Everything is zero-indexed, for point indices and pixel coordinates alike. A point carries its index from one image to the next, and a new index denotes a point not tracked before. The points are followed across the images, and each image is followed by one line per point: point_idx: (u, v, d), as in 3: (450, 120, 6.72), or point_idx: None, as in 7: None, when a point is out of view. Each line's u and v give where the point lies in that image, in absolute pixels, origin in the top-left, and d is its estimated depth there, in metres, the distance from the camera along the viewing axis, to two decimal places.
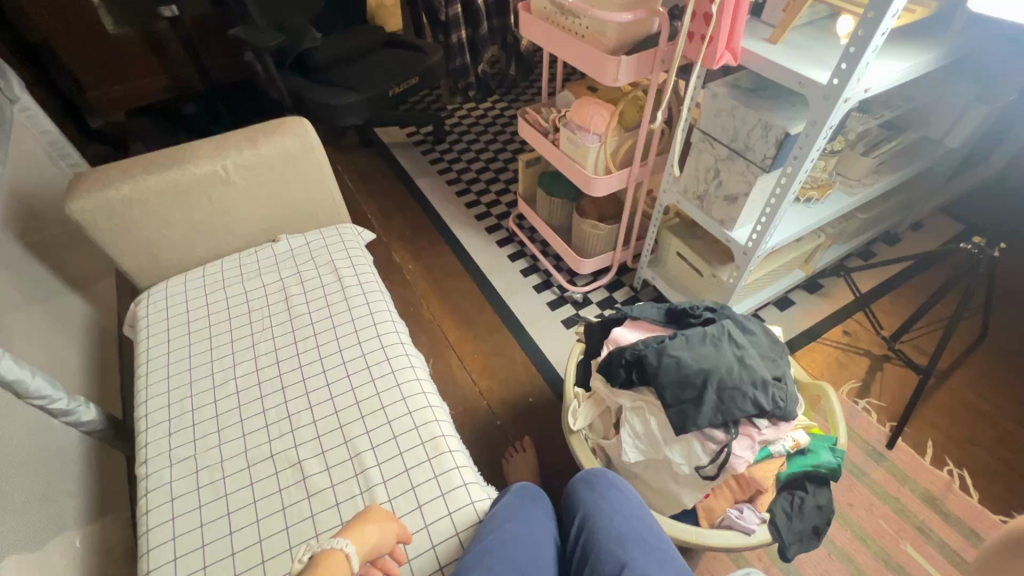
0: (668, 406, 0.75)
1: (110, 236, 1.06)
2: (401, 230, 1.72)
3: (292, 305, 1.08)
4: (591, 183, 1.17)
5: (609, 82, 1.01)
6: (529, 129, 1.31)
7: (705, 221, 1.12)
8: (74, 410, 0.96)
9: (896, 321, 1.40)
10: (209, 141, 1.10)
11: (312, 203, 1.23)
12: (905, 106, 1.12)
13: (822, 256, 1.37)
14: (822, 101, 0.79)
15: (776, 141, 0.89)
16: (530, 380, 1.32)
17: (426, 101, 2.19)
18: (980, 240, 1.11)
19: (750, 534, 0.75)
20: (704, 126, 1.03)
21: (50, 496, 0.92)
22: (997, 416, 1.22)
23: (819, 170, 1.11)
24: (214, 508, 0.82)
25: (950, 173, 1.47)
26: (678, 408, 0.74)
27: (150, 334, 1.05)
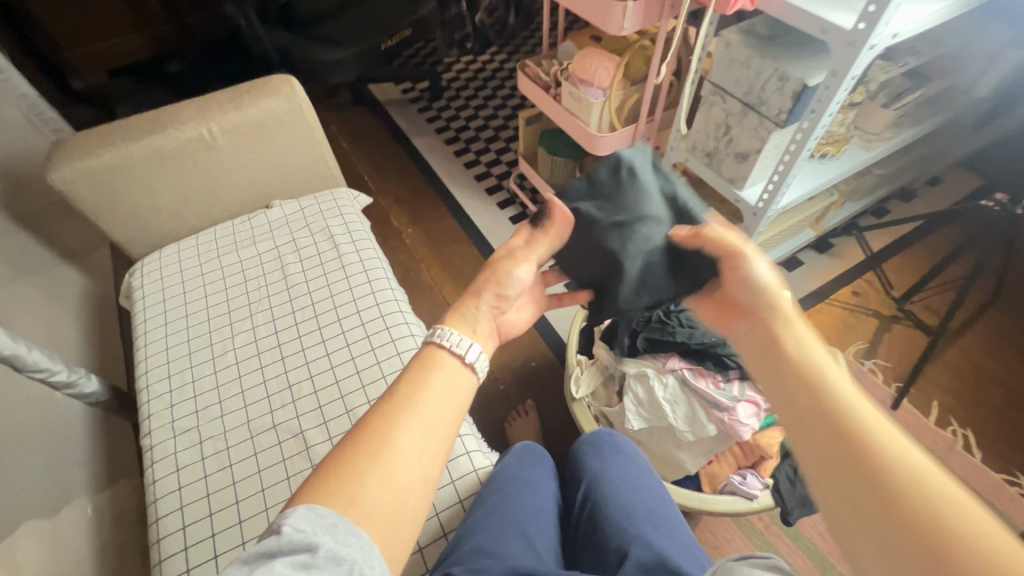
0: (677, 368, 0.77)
1: (97, 205, 1.03)
2: (399, 193, 1.67)
3: (289, 274, 1.06)
4: (594, 141, 1.12)
5: (614, 30, 0.94)
6: (529, 83, 1.24)
7: (714, 181, 1.07)
8: (75, 382, 0.97)
9: (907, 281, 1.36)
10: (193, 102, 1.05)
11: (304, 167, 1.19)
12: (933, 52, 1.05)
13: (833, 214, 1.33)
14: (846, 49, 0.73)
15: (793, 94, 0.84)
16: (532, 344, 1.31)
17: (421, 55, 2.09)
18: (1002, 197, 1.05)
19: (753, 499, 0.76)
20: (716, 78, 0.97)
21: (57, 465, 0.93)
22: (1005, 375, 1.21)
23: (836, 124, 1.06)
24: (219, 479, 0.83)
25: (975, 123, 1.39)
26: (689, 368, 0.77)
27: (146, 305, 1.04)
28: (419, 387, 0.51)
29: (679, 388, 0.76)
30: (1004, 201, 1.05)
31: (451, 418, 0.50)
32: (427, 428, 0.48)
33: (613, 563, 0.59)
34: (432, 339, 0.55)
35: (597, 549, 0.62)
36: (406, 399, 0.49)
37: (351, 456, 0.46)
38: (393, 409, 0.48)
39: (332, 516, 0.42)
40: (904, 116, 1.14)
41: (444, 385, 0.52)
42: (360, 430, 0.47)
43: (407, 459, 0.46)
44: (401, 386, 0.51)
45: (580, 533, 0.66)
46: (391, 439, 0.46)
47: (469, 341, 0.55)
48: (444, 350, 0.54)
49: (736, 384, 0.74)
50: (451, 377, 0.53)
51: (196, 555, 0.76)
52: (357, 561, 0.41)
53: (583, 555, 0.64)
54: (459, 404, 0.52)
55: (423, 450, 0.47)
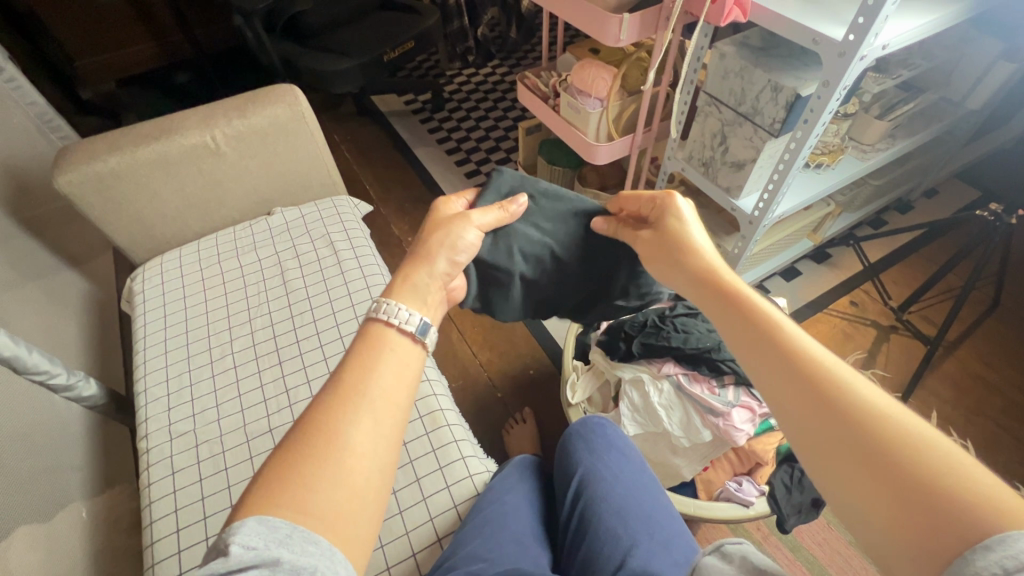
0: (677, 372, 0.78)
1: (101, 210, 1.05)
2: (400, 201, 1.69)
3: (288, 280, 1.07)
4: (593, 151, 1.13)
5: (610, 42, 0.95)
6: (528, 94, 1.26)
7: (711, 190, 1.08)
8: (74, 385, 0.98)
9: (905, 291, 1.37)
10: (197, 110, 1.07)
11: (306, 174, 1.20)
12: (926, 64, 1.07)
13: (830, 224, 1.33)
14: (837, 60, 0.74)
15: (786, 104, 0.85)
16: (531, 352, 1.31)
17: (424, 67, 2.13)
18: (996, 206, 1.06)
19: (748, 507, 0.77)
20: (710, 89, 0.98)
21: (54, 469, 0.93)
22: (1004, 385, 1.20)
23: (831, 135, 1.07)
24: (214, 482, 0.83)
25: (969, 135, 1.40)
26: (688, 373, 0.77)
27: (146, 309, 1.05)
28: (366, 374, 0.52)
29: (674, 393, 0.78)
30: (999, 211, 1.06)
31: (402, 399, 0.52)
32: (379, 413, 0.49)
33: (609, 567, 0.58)
34: (375, 320, 0.57)
35: (590, 553, 0.61)
36: (355, 386, 0.50)
37: (299, 459, 0.45)
38: (341, 399, 0.49)
39: (283, 527, 0.41)
40: (898, 127, 1.16)
41: (392, 367, 0.54)
42: (308, 430, 0.47)
43: (359, 452, 0.47)
44: (347, 377, 0.51)
45: (571, 540, 0.65)
46: (339, 435, 0.47)
47: (411, 316, 0.58)
48: (390, 330, 0.56)
49: (731, 389, 0.75)
50: (399, 358, 0.55)
51: (189, 558, 0.76)
52: (319, 566, 0.40)
53: (574, 561, 0.63)
54: (409, 383, 0.54)
55: (376, 437, 0.48)
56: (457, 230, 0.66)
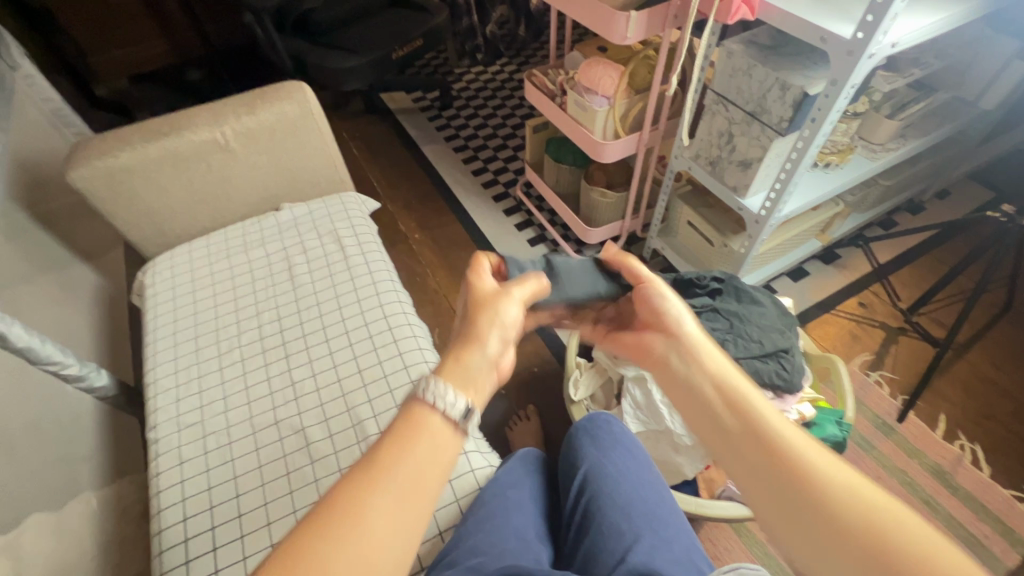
0: None
1: (112, 205, 1.06)
2: (407, 198, 1.69)
3: (295, 275, 1.08)
4: (599, 149, 1.13)
5: (617, 40, 0.95)
6: (536, 92, 1.26)
7: (718, 189, 1.07)
8: (86, 375, 0.98)
9: (915, 293, 1.35)
10: (207, 107, 1.08)
11: (314, 170, 1.21)
12: (939, 64, 1.06)
13: (839, 225, 1.32)
14: (846, 58, 0.74)
15: (793, 103, 0.84)
16: (535, 349, 1.31)
17: (432, 65, 2.13)
18: (1008, 208, 1.05)
19: None
20: (718, 87, 0.98)
21: (64, 458, 0.94)
22: (1014, 389, 1.19)
23: (840, 134, 1.07)
24: (220, 473, 0.84)
25: (982, 136, 1.39)
26: None
27: (157, 302, 1.06)
28: (397, 455, 0.45)
29: None
30: (1012, 212, 1.04)
31: (433, 489, 0.45)
32: (405, 504, 0.43)
33: (611, 561, 0.58)
34: (418, 393, 0.48)
35: (592, 548, 0.61)
36: (381, 470, 0.44)
37: (315, 541, 0.40)
38: (366, 480, 0.43)
39: None
40: (909, 127, 1.14)
41: (428, 451, 0.47)
42: (330, 508, 0.42)
43: (377, 542, 0.41)
44: (380, 453, 0.45)
45: (575, 535, 0.65)
46: (362, 519, 0.42)
47: (462, 399, 0.48)
48: (434, 412, 0.48)
49: None
50: (438, 442, 0.47)
51: (195, 547, 0.77)
52: None
53: (576, 557, 0.63)
54: (448, 472, 0.47)
55: (399, 527, 0.43)
56: (500, 308, 0.57)
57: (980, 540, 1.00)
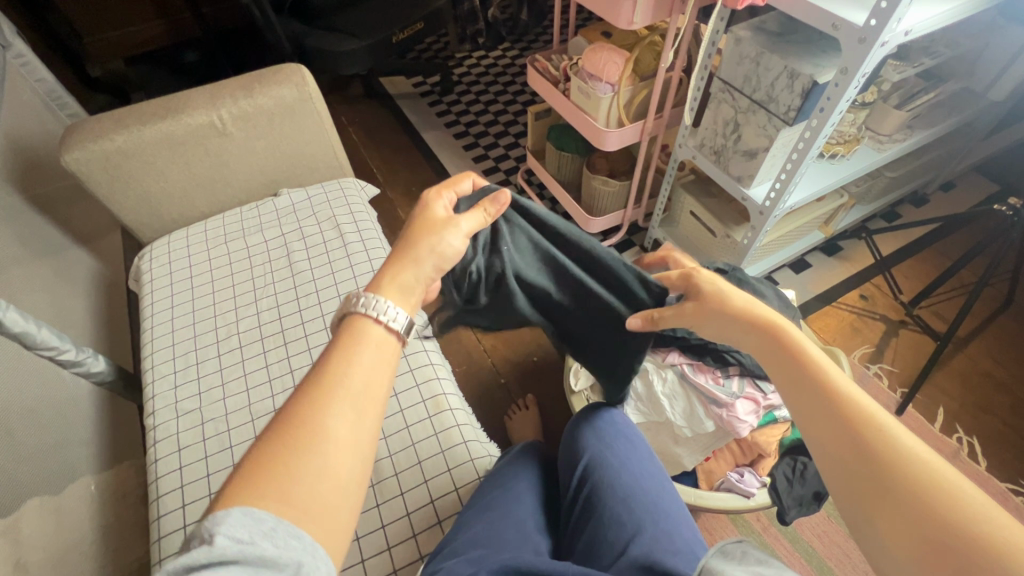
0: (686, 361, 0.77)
1: (109, 188, 1.05)
2: (406, 185, 1.68)
3: (294, 262, 1.07)
4: (602, 136, 1.11)
5: (623, 25, 0.94)
6: (538, 77, 1.24)
7: (722, 179, 1.06)
8: (82, 361, 0.98)
9: (917, 286, 1.35)
10: (204, 89, 1.06)
11: (312, 156, 1.20)
12: (949, 53, 1.04)
13: (843, 216, 1.31)
14: (857, 46, 0.72)
15: (802, 91, 0.83)
16: (534, 339, 1.31)
17: (433, 50, 2.10)
18: (1015, 201, 1.03)
19: (749, 497, 0.78)
20: (725, 75, 0.96)
21: (63, 443, 0.94)
22: (1013, 383, 1.19)
23: (847, 124, 1.05)
24: (219, 460, 0.84)
25: (990, 128, 1.37)
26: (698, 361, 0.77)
27: (154, 288, 1.05)
28: (343, 365, 0.49)
29: (677, 383, 0.78)
30: (1019, 205, 1.03)
31: (382, 394, 0.49)
32: (359, 406, 0.47)
33: (612, 553, 0.58)
34: (354, 311, 0.53)
35: (594, 538, 0.61)
36: (330, 384, 0.47)
37: (277, 457, 0.43)
38: (317, 391, 0.46)
39: (268, 519, 0.40)
40: (917, 117, 1.13)
41: (372, 360, 0.50)
42: (290, 421, 0.45)
43: (336, 448, 0.44)
44: (325, 369, 0.49)
45: (576, 522, 0.65)
46: (321, 427, 0.45)
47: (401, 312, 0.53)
48: (370, 319, 0.52)
49: (735, 379, 0.74)
50: (378, 352, 0.51)
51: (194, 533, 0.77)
52: (303, 561, 0.39)
53: (575, 547, 0.63)
54: (392, 375, 0.51)
55: (355, 431, 0.46)
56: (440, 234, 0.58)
57: None
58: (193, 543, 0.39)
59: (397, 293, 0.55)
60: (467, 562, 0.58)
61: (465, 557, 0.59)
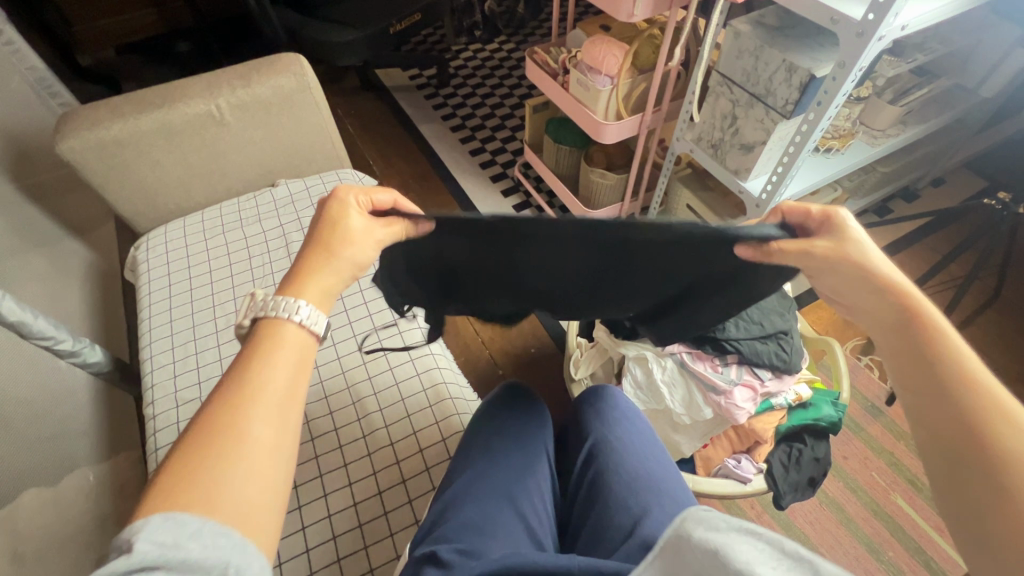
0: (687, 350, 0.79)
1: (104, 178, 1.04)
2: (403, 177, 1.67)
3: (293, 252, 1.07)
4: (601, 129, 1.12)
5: (623, 17, 0.94)
6: (537, 70, 1.24)
7: (719, 172, 1.07)
8: (79, 351, 0.97)
9: (908, 279, 1.37)
10: (201, 78, 1.05)
11: (311, 147, 1.19)
12: (943, 50, 1.05)
13: (836, 211, 1.33)
14: (855, 40, 0.74)
15: (799, 85, 0.84)
16: (532, 331, 1.32)
17: (429, 42, 2.09)
18: (1004, 196, 1.05)
19: (746, 483, 0.79)
20: (724, 69, 0.97)
21: (61, 434, 0.94)
22: (999, 374, 1.22)
23: (842, 118, 1.07)
24: None
25: (980, 124, 1.39)
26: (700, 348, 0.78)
27: (151, 278, 1.05)
28: (263, 371, 0.47)
29: (677, 371, 0.79)
30: (1008, 200, 1.05)
31: (302, 394, 0.48)
32: (279, 407, 0.46)
33: (620, 535, 0.59)
34: (268, 318, 0.50)
35: (601, 522, 0.61)
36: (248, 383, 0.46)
37: (197, 459, 0.42)
38: (234, 398, 0.45)
39: (192, 519, 0.39)
40: (911, 113, 1.15)
41: (292, 363, 0.49)
42: (208, 424, 0.44)
43: (259, 447, 0.44)
44: (246, 372, 0.47)
45: (586, 500, 0.66)
46: (242, 428, 0.44)
47: (304, 309, 0.51)
48: (280, 327, 0.50)
49: (733, 366, 0.76)
50: (299, 353, 0.50)
51: None
52: (232, 557, 0.38)
53: (583, 527, 0.63)
54: (309, 380, 0.50)
55: (280, 432, 0.45)
56: (351, 248, 0.54)
57: None
58: (113, 557, 0.38)
59: (315, 290, 0.53)
60: (457, 549, 0.54)
61: (456, 543, 0.55)
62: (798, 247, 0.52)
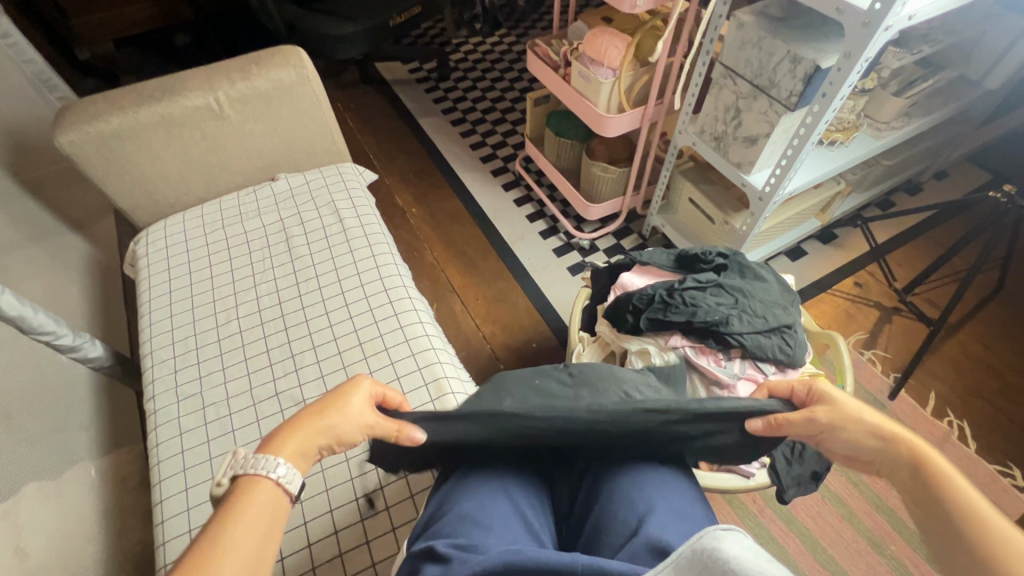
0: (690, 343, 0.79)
1: (102, 171, 1.03)
2: (403, 171, 1.66)
3: (293, 247, 1.06)
4: (603, 122, 1.11)
5: (625, 8, 0.93)
6: (538, 63, 1.23)
7: (722, 166, 1.07)
8: (80, 346, 0.97)
9: (911, 273, 1.37)
10: (199, 70, 1.04)
11: (311, 141, 1.19)
12: (948, 41, 1.04)
13: (839, 204, 1.32)
14: (861, 30, 0.73)
15: (804, 76, 0.83)
16: (533, 325, 1.31)
17: (429, 35, 2.08)
18: (1009, 188, 1.05)
19: (749, 478, 0.81)
20: (727, 60, 0.96)
21: (63, 429, 0.94)
22: (1002, 368, 1.21)
23: (846, 111, 1.06)
24: (221, 444, 0.84)
25: (984, 116, 1.38)
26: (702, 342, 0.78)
27: (151, 273, 1.04)
28: (232, 527, 0.45)
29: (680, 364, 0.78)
30: (1013, 193, 1.04)
31: (270, 553, 0.45)
32: (246, 563, 0.43)
33: (624, 532, 0.56)
34: (247, 472, 0.49)
35: (603, 519, 0.59)
36: (219, 540, 0.43)
37: None
38: (198, 554, 0.42)
39: None
40: (915, 105, 1.14)
41: (263, 520, 0.47)
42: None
43: None
44: (213, 528, 0.44)
45: (585, 495, 0.64)
46: None
47: (287, 468, 0.50)
48: (259, 481, 0.49)
49: (737, 361, 0.77)
50: (271, 510, 0.48)
51: (197, 516, 0.77)
52: None
53: (584, 524, 0.61)
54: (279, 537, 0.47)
55: None
56: (342, 419, 0.56)
57: None
58: None
59: (295, 451, 0.53)
60: (455, 545, 0.52)
61: (454, 539, 0.54)
62: (801, 422, 0.56)
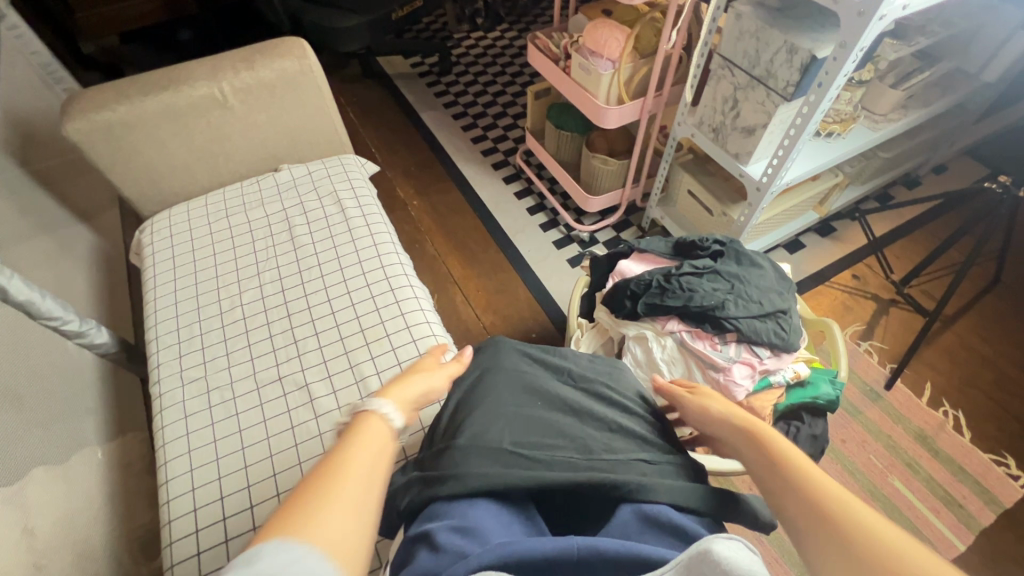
0: (687, 328, 0.80)
1: (110, 161, 1.05)
2: (405, 164, 1.68)
3: (296, 236, 1.08)
4: (601, 114, 1.12)
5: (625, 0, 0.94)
6: (539, 55, 1.24)
7: (720, 156, 1.08)
8: (86, 332, 1.00)
9: (907, 265, 1.38)
10: (205, 61, 1.06)
11: (313, 131, 1.20)
12: (945, 33, 1.05)
13: (837, 197, 1.33)
14: (856, 19, 0.74)
15: (800, 66, 0.85)
16: (533, 316, 1.33)
17: (431, 29, 2.09)
18: (1004, 178, 1.05)
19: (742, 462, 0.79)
20: (725, 52, 0.97)
21: (71, 413, 0.95)
22: (998, 359, 1.23)
23: (843, 102, 1.07)
24: (225, 426, 0.86)
25: (983, 109, 1.39)
26: (698, 328, 0.79)
27: (156, 259, 1.06)
28: (353, 447, 0.50)
29: (676, 349, 0.80)
30: (1008, 183, 1.04)
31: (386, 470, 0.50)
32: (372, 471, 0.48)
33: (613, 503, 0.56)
34: (362, 410, 0.55)
35: None
36: (348, 453, 0.49)
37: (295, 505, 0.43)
38: (333, 466, 0.48)
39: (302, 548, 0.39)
40: (913, 97, 1.15)
41: (378, 446, 0.52)
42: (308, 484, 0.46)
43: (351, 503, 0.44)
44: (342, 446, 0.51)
45: None
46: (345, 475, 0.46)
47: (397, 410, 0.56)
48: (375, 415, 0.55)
49: (733, 344, 0.78)
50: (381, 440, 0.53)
51: (203, 495, 0.79)
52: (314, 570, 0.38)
53: None
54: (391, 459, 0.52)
55: (370, 498, 0.46)
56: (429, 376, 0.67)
57: (957, 499, 1.04)
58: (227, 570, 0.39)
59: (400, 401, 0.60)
60: (455, 528, 0.50)
61: (450, 520, 0.51)
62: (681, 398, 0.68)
